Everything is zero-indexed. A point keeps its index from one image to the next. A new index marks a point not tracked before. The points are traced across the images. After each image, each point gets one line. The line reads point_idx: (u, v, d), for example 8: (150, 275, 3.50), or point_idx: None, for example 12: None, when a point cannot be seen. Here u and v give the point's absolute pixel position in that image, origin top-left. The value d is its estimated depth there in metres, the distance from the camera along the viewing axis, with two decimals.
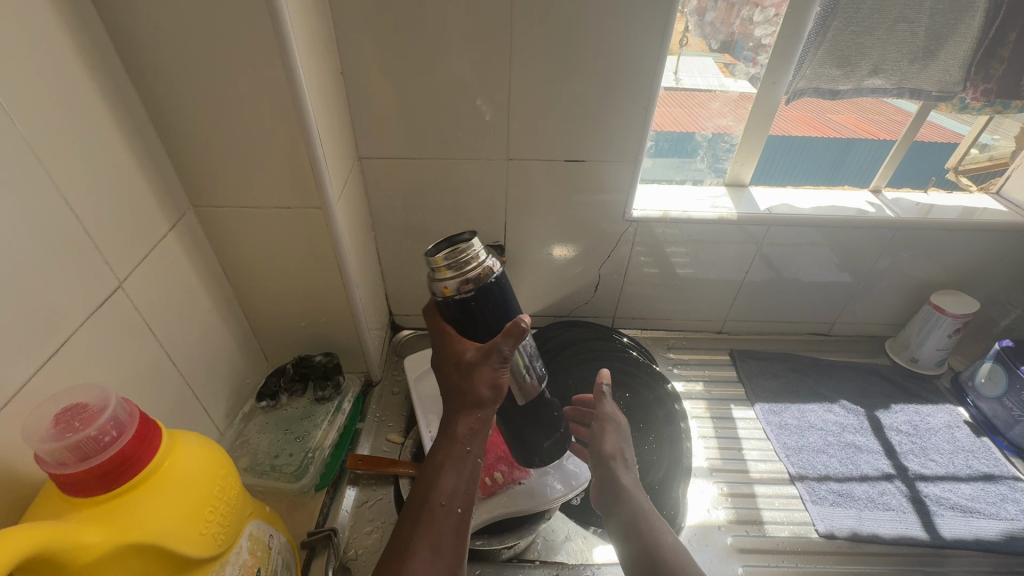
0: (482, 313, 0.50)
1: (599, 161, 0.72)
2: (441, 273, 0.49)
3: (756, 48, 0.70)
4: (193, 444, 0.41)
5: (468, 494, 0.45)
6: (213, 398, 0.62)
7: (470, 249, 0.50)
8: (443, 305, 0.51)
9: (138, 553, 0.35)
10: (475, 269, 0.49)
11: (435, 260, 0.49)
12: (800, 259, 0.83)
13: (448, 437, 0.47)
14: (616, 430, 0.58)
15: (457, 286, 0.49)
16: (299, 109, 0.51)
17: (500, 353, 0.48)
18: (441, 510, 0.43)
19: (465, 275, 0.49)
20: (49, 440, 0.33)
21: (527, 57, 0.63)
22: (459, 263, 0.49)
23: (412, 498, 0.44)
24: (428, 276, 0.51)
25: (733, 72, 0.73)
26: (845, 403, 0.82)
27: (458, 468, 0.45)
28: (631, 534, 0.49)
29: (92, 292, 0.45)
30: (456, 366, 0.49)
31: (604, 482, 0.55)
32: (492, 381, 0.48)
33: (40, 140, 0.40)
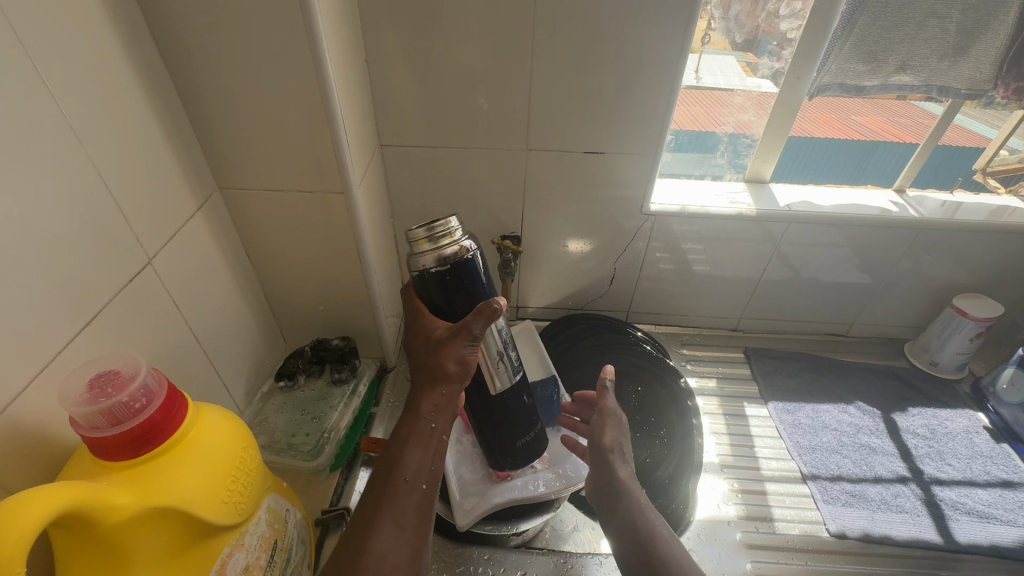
0: (456, 294, 0.52)
1: (618, 154, 0.72)
2: (419, 247, 0.51)
3: (779, 45, 0.69)
4: (216, 415, 0.42)
5: (432, 472, 0.45)
6: (234, 377, 0.64)
7: (447, 227, 0.52)
8: (421, 284, 0.52)
9: (164, 517, 0.36)
10: (452, 246, 0.51)
11: (415, 234, 0.51)
12: (820, 258, 0.82)
13: (413, 413, 0.48)
14: (616, 425, 0.57)
15: (434, 260, 0.51)
16: (324, 94, 0.52)
17: (469, 331, 0.49)
18: (404, 485, 0.43)
19: (441, 250, 0.51)
20: (84, 404, 0.35)
21: (549, 48, 0.63)
22: (435, 236, 0.51)
23: (376, 473, 0.44)
24: (408, 252, 0.53)
25: (755, 70, 0.73)
26: (860, 405, 0.81)
27: (423, 446, 0.46)
28: (627, 527, 0.48)
29: (123, 268, 0.46)
30: (425, 341, 0.51)
31: (601, 475, 0.54)
32: (459, 358, 0.49)
33: (78, 117, 0.41)
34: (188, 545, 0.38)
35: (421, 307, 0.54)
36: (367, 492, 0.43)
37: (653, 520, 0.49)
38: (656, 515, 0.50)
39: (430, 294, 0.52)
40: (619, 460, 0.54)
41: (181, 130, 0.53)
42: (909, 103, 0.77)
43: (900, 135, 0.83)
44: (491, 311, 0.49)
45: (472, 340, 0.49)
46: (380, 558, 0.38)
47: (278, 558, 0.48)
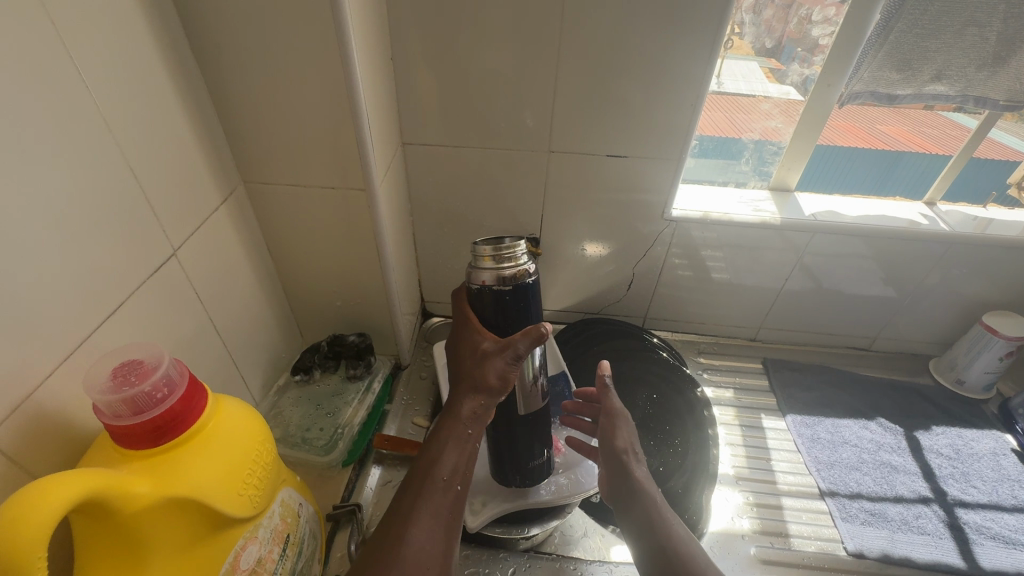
0: (509, 313, 0.50)
1: (640, 158, 0.71)
2: (483, 263, 0.50)
3: (806, 52, 0.68)
4: (235, 407, 0.42)
5: (466, 474, 0.46)
6: (250, 369, 0.64)
7: (517, 250, 0.50)
8: (475, 297, 0.51)
9: (181, 507, 0.36)
10: (513, 269, 0.50)
11: (481, 252, 0.50)
12: (844, 269, 0.81)
13: (452, 417, 0.48)
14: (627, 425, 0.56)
15: (493, 280, 0.49)
16: (349, 91, 0.52)
17: (515, 349, 0.48)
18: (441, 485, 0.44)
19: (502, 271, 0.49)
20: (107, 392, 0.35)
21: (574, 48, 0.62)
22: (501, 257, 0.49)
23: (413, 472, 0.45)
24: (470, 265, 0.51)
25: (777, 76, 0.72)
26: (882, 421, 0.79)
27: (460, 448, 0.46)
28: (651, 536, 0.47)
29: (148, 259, 0.47)
30: (470, 352, 0.50)
31: (615, 477, 0.53)
32: (501, 372, 0.49)
33: (110, 109, 0.42)
34: (204, 536, 0.39)
35: (469, 317, 0.52)
36: (403, 490, 0.44)
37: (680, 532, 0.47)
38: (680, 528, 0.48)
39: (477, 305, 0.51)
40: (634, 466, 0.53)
41: (208, 123, 0.54)
42: (939, 114, 0.75)
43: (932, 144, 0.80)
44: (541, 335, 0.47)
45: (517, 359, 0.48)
46: (418, 550, 0.40)
47: (290, 552, 0.48)
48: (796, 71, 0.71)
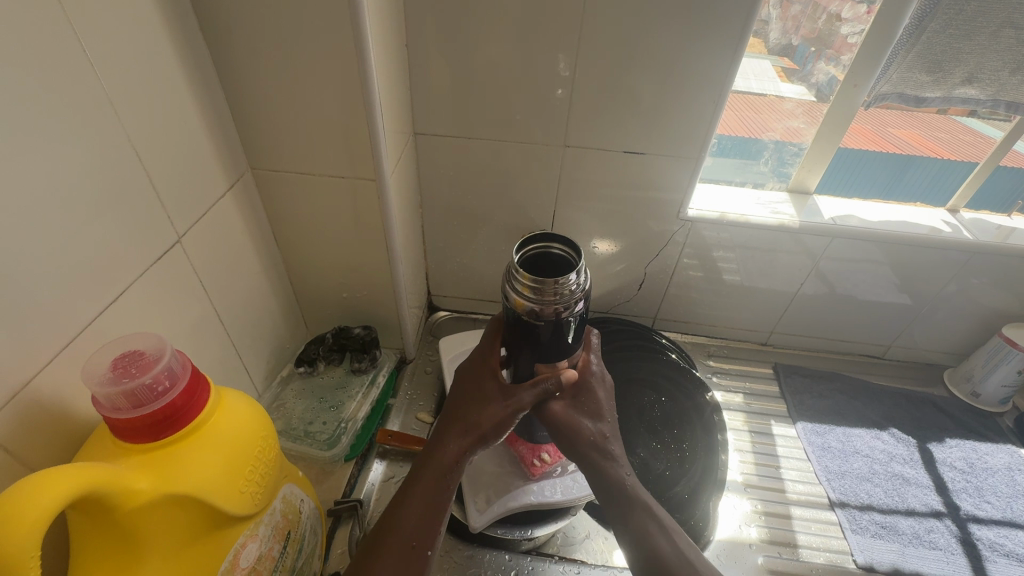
0: (538, 338, 0.45)
1: (658, 155, 0.69)
2: (522, 286, 0.43)
3: (819, 51, 0.67)
4: (238, 402, 0.41)
5: (431, 528, 0.45)
6: (253, 360, 0.63)
7: (566, 284, 0.42)
8: (508, 309, 0.46)
9: (181, 503, 0.35)
10: (555, 304, 0.43)
11: (523, 279, 0.43)
12: (861, 276, 0.79)
13: (428, 462, 0.48)
14: (594, 412, 0.51)
15: (530, 309, 0.43)
16: (363, 77, 0.50)
17: (519, 400, 0.49)
18: (411, 551, 0.44)
19: (545, 303, 0.43)
20: (107, 384, 0.34)
21: (595, 39, 0.60)
22: (547, 290, 0.42)
23: (376, 532, 0.45)
24: (508, 280, 0.45)
25: (790, 75, 0.70)
26: (895, 432, 0.78)
27: (425, 501, 0.46)
28: (638, 548, 0.46)
29: (153, 246, 0.46)
30: (472, 390, 0.52)
31: (597, 480, 0.49)
32: (494, 418, 0.49)
33: (118, 91, 0.40)
34: (204, 533, 0.38)
35: (492, 353, 0.53)
36: (370, 552, 0.44)
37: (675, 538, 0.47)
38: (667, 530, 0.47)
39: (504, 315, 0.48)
40: (607, 461, 0.49)
41: (216, 106, 0.52)
42: (952, 119, 0.74)
43: (939, 149, 0.76)
44: (548, 388, 0.48)
45: (520, 413, 0.49)
46: None
47: (290, 549, 0.47)
48: (809, 71, 0.69)
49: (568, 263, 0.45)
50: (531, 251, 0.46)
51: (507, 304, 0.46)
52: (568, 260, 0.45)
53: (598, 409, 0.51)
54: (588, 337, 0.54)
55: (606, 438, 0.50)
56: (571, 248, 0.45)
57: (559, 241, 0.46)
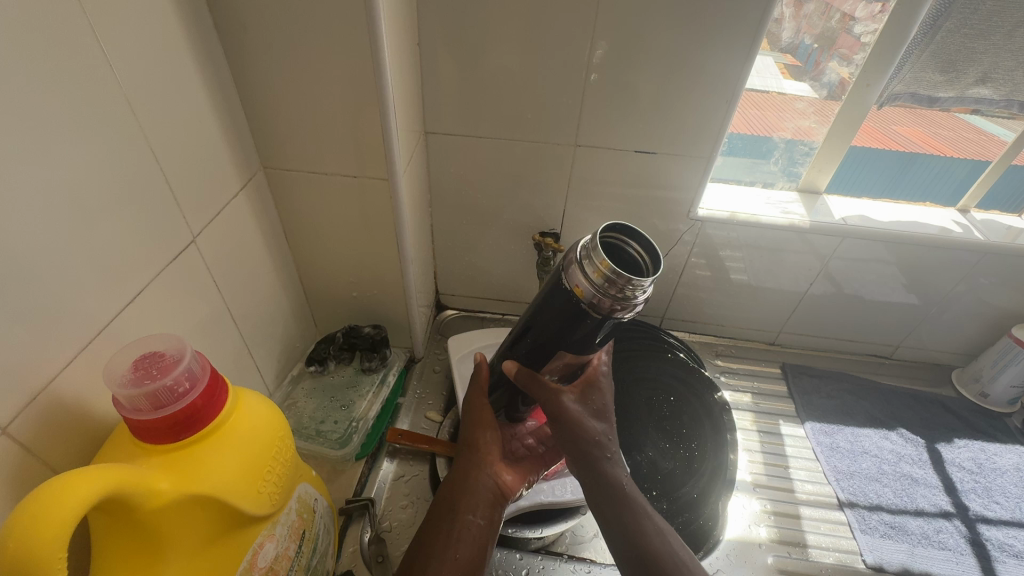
0: (578, 325, 0.46)
1: (669, 155, 0.69)
2: (593, 272, 0.43)
3: (823, 48, 0.67)
4: (254, 402, 0.41)
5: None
6: (265, 359, 0.63)
7: (635, 289, 0.42)
8: (563, 287, 0.46)
9: (201, 506, 0.35)
10: (618, 304, 0.43)
11: (600, 264, 0.42)
12: (869, 276, 0.79)
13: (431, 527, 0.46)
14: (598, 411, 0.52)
15: (588, 296, 0.43)
16: (377, 77, 0.50)
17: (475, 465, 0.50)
18: None
19: (605, 296, 0.43)
20: (128, 385, 0.34)
21: (606, 38, 0.60)
22: (615, 287, 0.42)
23: None
24: (579, 261, 0.44)
25: (792, 73, 0.70)
26: (903, 432, 0.78)
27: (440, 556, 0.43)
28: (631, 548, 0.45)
29: (168, 246, 0.46)
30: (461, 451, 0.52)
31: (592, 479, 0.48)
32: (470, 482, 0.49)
33: (135, 92, 0.40)
34: (223, 534, 0.38)
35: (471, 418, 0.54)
36: None
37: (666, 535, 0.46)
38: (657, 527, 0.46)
39: (550, 292, 0.48)
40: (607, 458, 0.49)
41: (230, 105, 0.52)
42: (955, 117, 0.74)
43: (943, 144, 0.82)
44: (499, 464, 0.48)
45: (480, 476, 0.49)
46: None
47: (305, 548, 0.47)
48: (812, 69, 0.69)
49: (638, 266, 0.45)
50: (610, 239, 0.45)
51: (565, 284, 0.46)
52: (639, 263, 0.45)
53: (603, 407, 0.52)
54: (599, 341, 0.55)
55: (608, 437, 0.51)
56: (648, 253, 0.44)
57: (638, 242, 0.45)
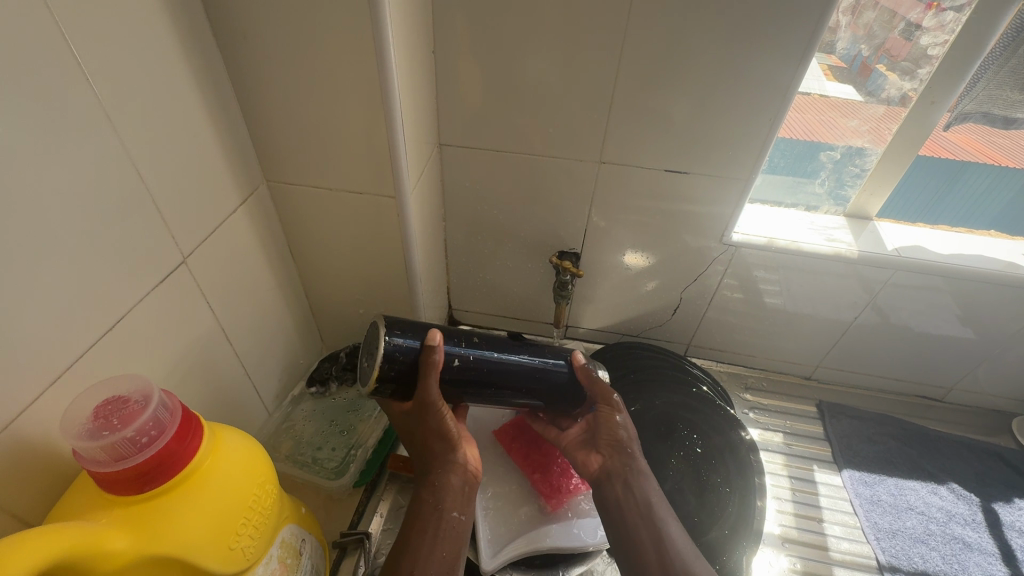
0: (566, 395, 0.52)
1: (703, 175, 0.63)
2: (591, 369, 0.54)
3: (871, 50, 0.60)
4: (234, 442, 0.38)
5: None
6: (263, 378, 0.61)
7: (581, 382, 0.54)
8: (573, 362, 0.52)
9: (164, 563, 0.32)
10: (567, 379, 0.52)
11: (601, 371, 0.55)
12: (921, 311, 0.71)
13: (408, 523, 0.44)
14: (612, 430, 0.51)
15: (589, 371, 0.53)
16: (384, 89, 0.46)
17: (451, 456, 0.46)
18: None
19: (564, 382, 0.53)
20: (86, 436, 0.31)
21: (638, 45, 0.54)
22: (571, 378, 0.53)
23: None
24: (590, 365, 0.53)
25: (836, 74, 0.61)
26: (955, 487, 0.71)
27: (426, 557, 0.42)
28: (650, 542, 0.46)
29: (156, 268, 0.43)
30: (437, 440, 0.46)
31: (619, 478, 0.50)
32: (455, 474, 0.46)
33: (117, 105, 0.37)
34: None
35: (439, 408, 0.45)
36: None
37: (660, 509, 0.48)
38: (647, 503, 0.48)
39: (557, 383, 0.51)
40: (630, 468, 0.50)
41: (229, 114, 0.49)
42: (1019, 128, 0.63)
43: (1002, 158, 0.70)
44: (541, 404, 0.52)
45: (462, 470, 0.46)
46: None
47: None
48: (858, 71, 0.61)
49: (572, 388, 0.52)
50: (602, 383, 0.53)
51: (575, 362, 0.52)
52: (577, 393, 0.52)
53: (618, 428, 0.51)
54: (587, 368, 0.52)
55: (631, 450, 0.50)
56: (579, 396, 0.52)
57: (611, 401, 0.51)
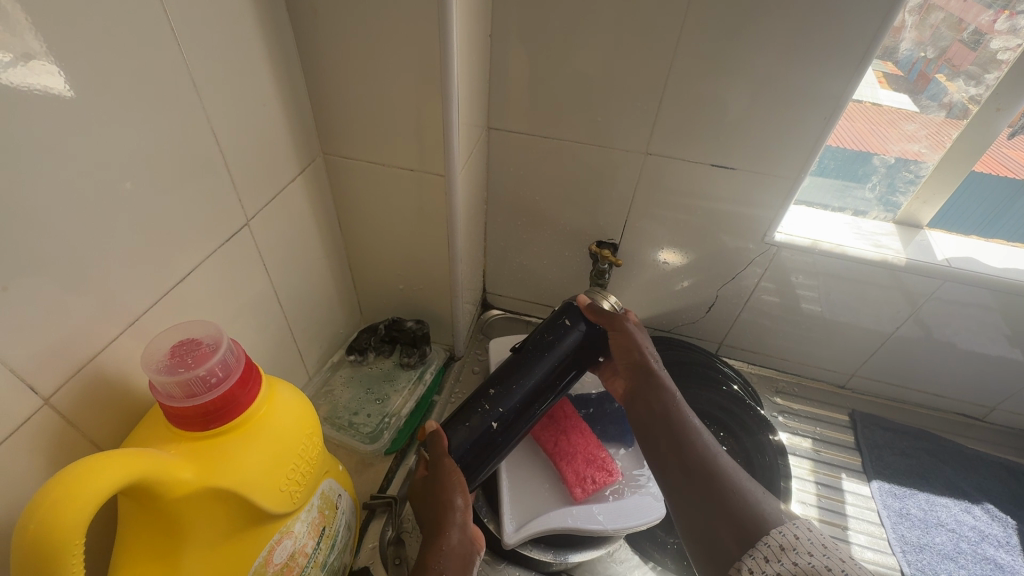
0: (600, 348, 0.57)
1: (750, 172, 0.63)
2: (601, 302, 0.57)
3: (930, 57, 0.59)
4: (288, 394, 0.41)
5: None
6: (307, 343, 0.63)
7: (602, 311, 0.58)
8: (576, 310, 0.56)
9: (224, 496, 0.35)
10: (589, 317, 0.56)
11: (611, 300, 0.58)
12: (969, 326, 0.69)
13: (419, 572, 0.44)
14: (624, 346, 0.54)
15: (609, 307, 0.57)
16: (443, 68, 0.48)
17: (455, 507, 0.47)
18: None
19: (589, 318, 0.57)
20: (163, 372, 0.34)
21: (694, 39, 0.55)
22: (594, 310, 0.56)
23: None
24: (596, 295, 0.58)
25: (891, 82, 0.61)
26: (990, 508, 0.69)
27: None
28: (677, 449, 0.47)
29: (222, 228, 0.46)
30: (444, 498, 0.48)
31: (642, 394, 0.53)
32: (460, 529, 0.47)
33: (199, 71, 0.40)
34: (242, 527, 0.37)
35: (450, 473, 0.49)
36: None
37: (680, 413, 0.50)
38: (667, 413, 0.50)
39: (591, 346, 0.56)
40: (653, 386, 0.52)
41: (295, 87, 0.51)
42: None
43: None
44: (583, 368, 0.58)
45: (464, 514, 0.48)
46: None
47: (324, 544, 0.46)
48: (914, 80, 0.60)
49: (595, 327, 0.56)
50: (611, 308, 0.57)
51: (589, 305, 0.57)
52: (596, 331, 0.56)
53: (628, 344, 0.54)
54: (603, 300, 0.57)
55: (649, 368, 0.53)
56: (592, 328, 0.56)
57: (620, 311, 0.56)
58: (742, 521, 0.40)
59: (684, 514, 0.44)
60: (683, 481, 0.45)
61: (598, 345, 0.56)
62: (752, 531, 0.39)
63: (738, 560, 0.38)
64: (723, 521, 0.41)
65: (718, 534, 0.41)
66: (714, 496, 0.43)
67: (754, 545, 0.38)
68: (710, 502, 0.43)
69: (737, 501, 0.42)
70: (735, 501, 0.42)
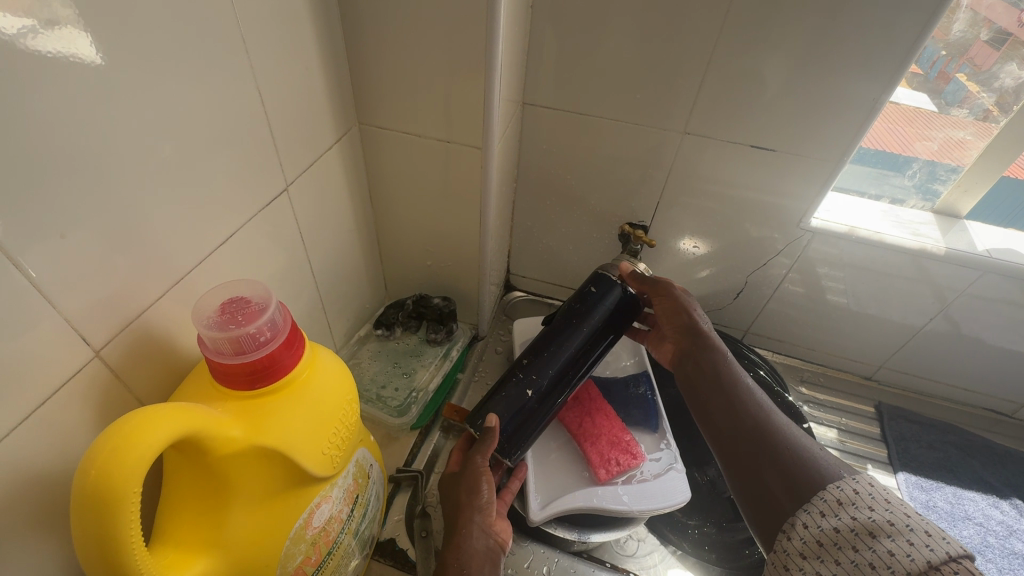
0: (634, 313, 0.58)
1: (791, 155, 0.61)
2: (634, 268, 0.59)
3: (951, 56, 0.58)
4: (329, 359, 0.40)
5: None
6: (335, 315, 0.63)
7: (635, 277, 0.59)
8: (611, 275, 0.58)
9: (268, 456, 0.35)
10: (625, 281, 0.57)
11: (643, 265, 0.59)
12: (1008, 321, 0.68)
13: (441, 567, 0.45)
14: (667, 309, 0.56)
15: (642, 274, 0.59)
16: (488, 35, 0.46)
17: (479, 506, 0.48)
18: None
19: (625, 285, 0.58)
20: (214, 328, 0.34)
21: (743, 14, 0.53)
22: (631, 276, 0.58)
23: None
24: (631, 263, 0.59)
25: (911, 82, 0.60)
26: (1019, 504, 0.68)
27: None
28: (729, 406, 0.47)
29: (262, 192, 0.45)
30: (470, 494, 0.48)
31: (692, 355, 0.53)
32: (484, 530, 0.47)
33: (246, 28, 0.39)
34: (283, 489, 0.37)
35: (479, 468, 0.50)
36: None
37: (733, 373, 0.50)
38: (718, 373, 0.50)
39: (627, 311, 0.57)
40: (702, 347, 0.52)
41: (335, 53, 0.51)
42: None
43: None
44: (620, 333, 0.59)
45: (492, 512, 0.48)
46: None
47: (356, 513, 0.46)
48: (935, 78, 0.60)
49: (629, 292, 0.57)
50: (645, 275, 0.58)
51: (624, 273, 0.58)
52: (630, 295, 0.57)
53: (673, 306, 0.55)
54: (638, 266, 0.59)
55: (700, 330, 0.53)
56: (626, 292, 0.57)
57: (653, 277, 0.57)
58: (793, 477, 0.40)
59: (734, 472, 0.43)
60: (733, 439, 0.45)
61: (633, 310, 0.58)
62: (805, 486, 0.38)
63: (789, 515, 0.38)
64: (773, 476, 0.40)
65: (769, 489, 0.40)
66: (765, 449, 0.42)
67: (806, 500, 0.38)
68: (763, 457, 0.42)
69: (789, 457, 0.41)
70: (786, 456, 0.41)
